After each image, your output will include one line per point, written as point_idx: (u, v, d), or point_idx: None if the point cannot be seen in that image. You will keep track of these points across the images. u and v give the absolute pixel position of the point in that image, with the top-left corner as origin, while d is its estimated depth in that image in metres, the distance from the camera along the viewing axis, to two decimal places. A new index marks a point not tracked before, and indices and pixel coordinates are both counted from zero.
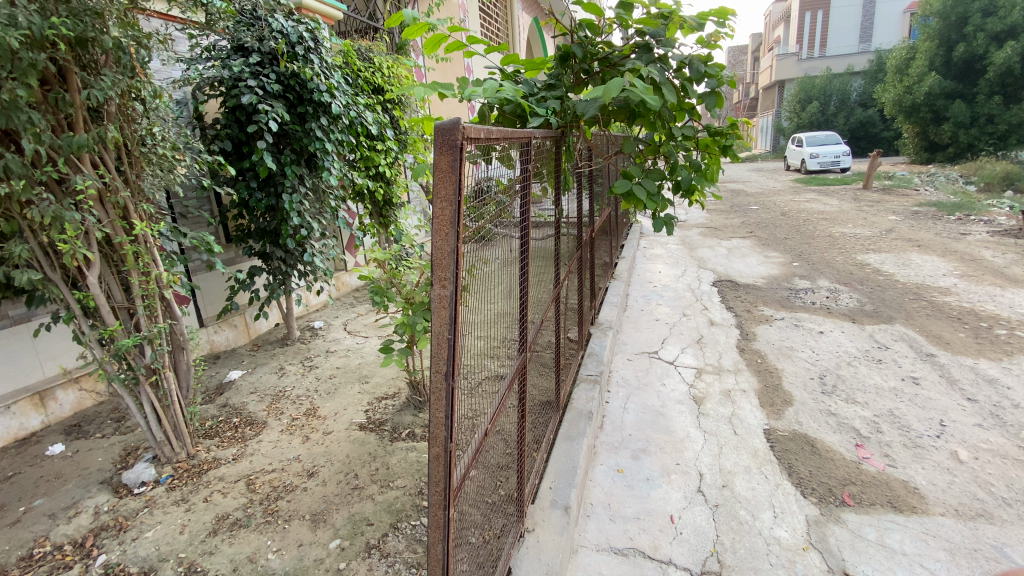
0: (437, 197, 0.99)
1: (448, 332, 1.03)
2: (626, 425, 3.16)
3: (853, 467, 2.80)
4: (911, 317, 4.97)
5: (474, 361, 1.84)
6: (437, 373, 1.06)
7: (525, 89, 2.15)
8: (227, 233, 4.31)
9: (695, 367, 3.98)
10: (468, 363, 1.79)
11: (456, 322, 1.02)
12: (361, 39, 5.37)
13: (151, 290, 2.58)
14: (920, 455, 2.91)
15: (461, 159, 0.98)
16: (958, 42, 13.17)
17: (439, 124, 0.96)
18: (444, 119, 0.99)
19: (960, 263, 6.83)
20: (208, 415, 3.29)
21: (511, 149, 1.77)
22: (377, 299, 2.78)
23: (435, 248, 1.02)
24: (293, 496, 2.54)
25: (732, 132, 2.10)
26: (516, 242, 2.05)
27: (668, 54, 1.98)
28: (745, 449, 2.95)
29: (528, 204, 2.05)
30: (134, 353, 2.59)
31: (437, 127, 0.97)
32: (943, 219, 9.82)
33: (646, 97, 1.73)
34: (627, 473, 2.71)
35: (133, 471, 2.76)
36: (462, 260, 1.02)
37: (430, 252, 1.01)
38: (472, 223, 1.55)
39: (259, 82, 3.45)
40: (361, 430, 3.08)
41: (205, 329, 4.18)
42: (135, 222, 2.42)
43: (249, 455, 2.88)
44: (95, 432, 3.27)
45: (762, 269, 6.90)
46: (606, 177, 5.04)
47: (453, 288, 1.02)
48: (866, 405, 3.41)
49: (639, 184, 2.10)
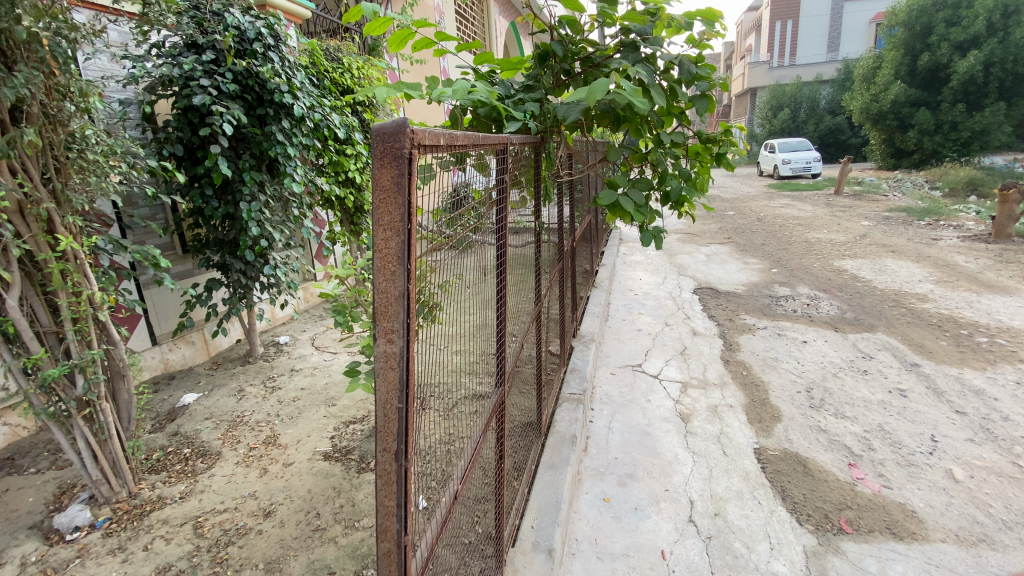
0: (379, 226, 0.79)
1: (398, 389, 0.83)
2: (611, 447, 2.98)
3: (849, 490, 2.67)
4: (893, 325, 4.93)
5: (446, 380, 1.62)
6: (387, 448, 0.86)
7: (501, 91, 1.96)
8: (183, 244, 4.00)
9: (680, 381, 3.83)
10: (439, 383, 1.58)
11: (407, 386, 0.83)
12: (330, 39, 5.12)
13: (83, 313, 2.29)
14: (914, 475, 2.81)
15: (409, 172, 0.79)
16: (923, 52, 13.55)
17: (379, 127, 0.76)
18: (386, 121, 0.79)
19: (934, 269, 6.89)
20: (156, 446, 3.00)
21: (486, 156, 1.58)
22: (340, 319, 2.55)
23: (378, 286, 0.82)
24: (247, 540, 2.28)
25: (726, 139, 1.94)
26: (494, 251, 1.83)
27: (656, 53, 1.81)
28: (737, 471, 2.79)
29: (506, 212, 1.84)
30: (63, 384, 2.30)
31: (378, 131, 0.77)
32: (914, 224, 9.98)
33: (635, 100, 1.56)
34: (614, 503, 2.52)
35: (65, 514, 2.46)
36: (413, 303, 0.82)
37: (373, 296, 0.81)
38: (441, 237, 1.34)
39: (212, 80, 3.19)
40: (326, 460, 2.84)
41: (158, 348, 3.86)
42: (61, 237, 2.14)
43: (199, 492, 2.61)
44: (29, 466, 2.93)
45: (742, 276, 6.84)
46: (586, 183, 4.89)
47: (404, 342, 0.82)
48: (856, 420, 3.29)
49: (625, 196, 1.92)
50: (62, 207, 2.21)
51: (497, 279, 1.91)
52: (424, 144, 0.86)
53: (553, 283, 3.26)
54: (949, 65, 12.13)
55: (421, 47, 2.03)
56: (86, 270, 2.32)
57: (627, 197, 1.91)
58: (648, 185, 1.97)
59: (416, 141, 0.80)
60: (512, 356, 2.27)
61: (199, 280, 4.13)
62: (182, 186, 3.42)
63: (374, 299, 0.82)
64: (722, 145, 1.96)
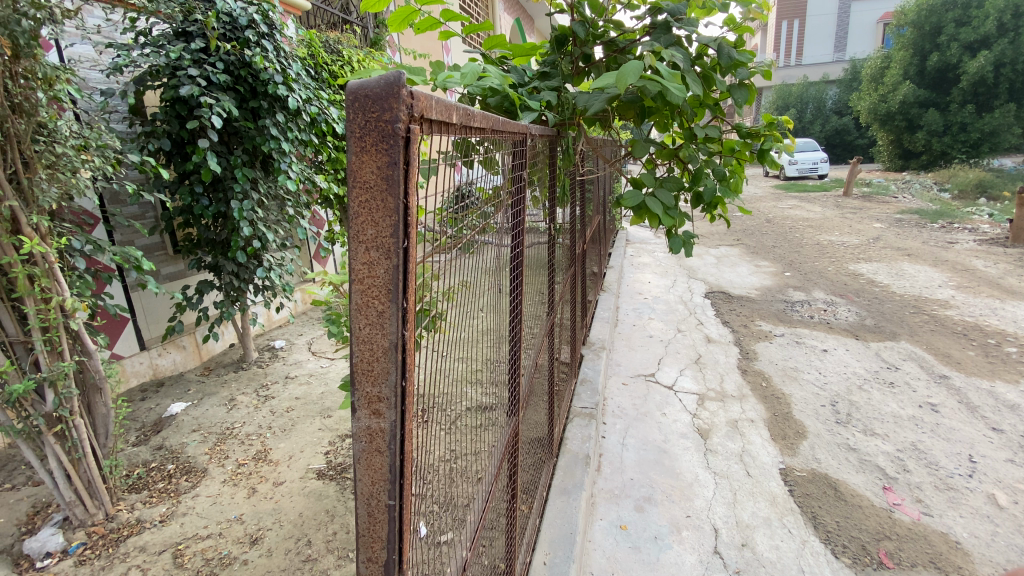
0: (359, 242, 0.59)
1: (389, 477, 0.66)
2: (626, 467, 2.78)
3: (886, 518, 2.46)
4: (916, 333, 4.70)
5: (452, 390, 1.42)
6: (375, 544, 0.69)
7: (514, 78, 1.76)
8: (174, 244, 3.80)
9: (697, 393, 3.61)
10: (447, 393, 1.38)
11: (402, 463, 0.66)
12: (330, 32, 4.93)
13: (53, 321, 2.09)
14: (955, 500, 2.59)
15: (403, 161, 0.58)
16: (934, 52, 13.32)
17: (358, 86, 0.55)
18: (367, 78, 0.58)
19: (953, 274, 6.65)
20: (138, 462, 2.80)
21: (501, 147, 1.38)
22: (333, 330, 2.36)
23: (359, 331, 0.62)
24: (230, 572, 2.08)
25: (768, 133, 1.72)
26: (508, 250, 1.63)
27: (691, 35, 1.59)
28: (763, 495, 2.58)
29: (521, 210, 1.65)
30: (32, 400, 2.10)
31: (358, 95, 0.56)
32: (927, 226, 9.73)
33: (671, 86, 1.34)
34: (632, 531, 2.32)
35: (35, 539, 2.24)
36: (407, 350, 0.63)
37: (354, 345, 0.62)
38: (453, 241, 1.13)
39: (202, 70, 2.99)
40: (320, 479, 2.64)
41: (146, 353, 3.66)
42: (25, 238, 1.93)
43: (181, 515, 2.41)
44: (1, 482, 2.65)
45: (754, 280, 6.62)
46: (597, 183, 4.69)
47: (396, 407, 0.64)
48: (887, 437, 3.08)
49: (653, 198, 1.71)
50: (28, 206, 2.00)
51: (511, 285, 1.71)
52: (425, 123, 0.66)
53: (565, 286, 3.06)
54: (961, 65, 11.90)
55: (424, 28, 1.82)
56: (57, 274, 2.12)
57: (655, 199, 1.70)
58: (677, 185, 1.76)
59: (415, 116, 0.60)
60: (523, 368, 2.07)
61: (191, 281, 3.94)
62: (170, 183, 3.22)
63: (354, 350, 0.62)
64: (765, 141, 1.72)
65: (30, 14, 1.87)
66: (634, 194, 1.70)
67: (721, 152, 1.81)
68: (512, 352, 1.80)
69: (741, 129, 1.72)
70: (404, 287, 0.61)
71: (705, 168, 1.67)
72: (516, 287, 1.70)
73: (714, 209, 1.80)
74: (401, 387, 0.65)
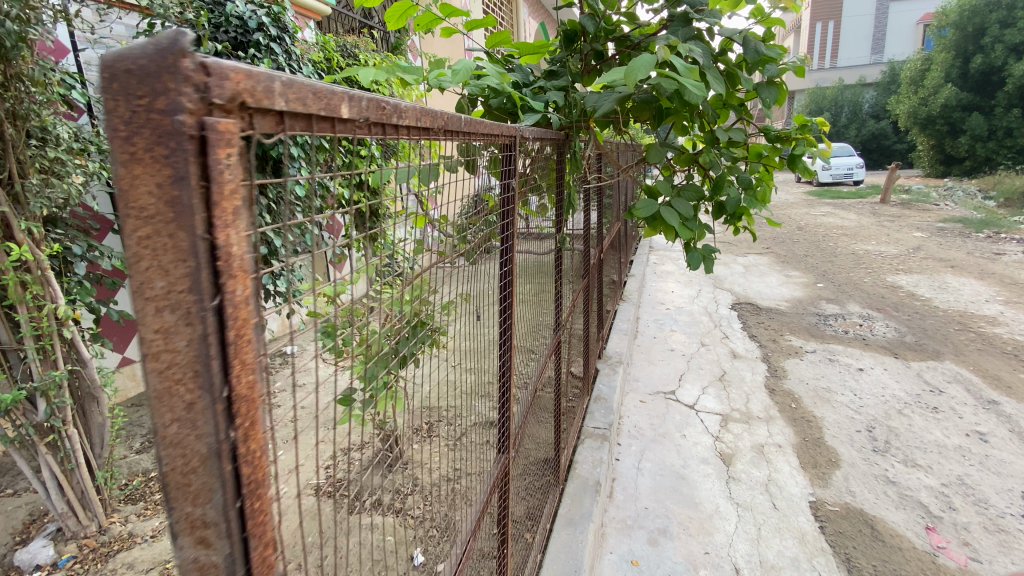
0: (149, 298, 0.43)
1: None
2: (640, 494, 2.60)
3: (929, 563, 2.22)
4: (961, 353, 4.36)
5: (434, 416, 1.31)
6: None
7: (518, 78, 1.63)
8: None
9: (720, 414, 3.40)
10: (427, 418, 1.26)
11: None
12: (349, 36, 4.90)
13: (45, 328, 2.04)
14: (1008, 545, 2.33)
15: (202, 175, 0.41)
16: (978, 53, 12.70)
17: (116, 59, 0.39)
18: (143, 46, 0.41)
19: (1002, 288, 6.21)
20: (138, 470, 2.75)
21: (489, 152, 1.25)
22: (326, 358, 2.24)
23: (166, 427, 0.46)
24: None
25: (801, 136, 1.53)
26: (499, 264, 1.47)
27: (714, 28, 1.43)
28: (790, 532, 2.37)
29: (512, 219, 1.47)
30: (22, 408, 2.05)
31: (123, 77, 0.40)
32: (972, 236, 9.19)
33: (688, 83, 1.18)
34: (643, 568, 2.14)
35: (27, 550, 2.19)
36: (241, 450, 0.47)
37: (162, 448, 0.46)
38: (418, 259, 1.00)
39: (211, 74, 2.97)
40: (317, 496, 2.54)
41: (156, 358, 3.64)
42: (14, 243, 1.87)
43: (174, 529, 2.34)
44: (3, 488, 2.63)
45: (784, 291, 6.31)
46: (617, 189, 4.52)
47: (228, 529, 0.48)
48: (930, 470, 2.81)
49: (669, 209, 1.55)
50: (20, 210, 1.94)
51: (503, 304, 1.52)
52: (276, 117, 0.49)
53: (577, 297, 2.85)
54: (1008, 67, 11.29)
55: (423, 23, 1.69)
56: (51, 280, 2.07)
57: (671, 209, 1.54)
58: (697, 193, 1.59)
59: (225, 106, 0.43)
60: (518, 391, 1.88)
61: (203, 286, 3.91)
62: None
63: (162, 454, 0.46)
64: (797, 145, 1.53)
65: (15, 17, 1.76)
66: (647, 204, 1.54)
67: (747, 156, 1.63)
68: (503, 381, 1.60)
69: (770, 131, 1.54)
70: (220, 369, 0.45)
71: (727, 175, 1.49)
72: (508, 306, 1.50)
73: (738, 220, 1.62)
74: (238, 500, 0.48)
